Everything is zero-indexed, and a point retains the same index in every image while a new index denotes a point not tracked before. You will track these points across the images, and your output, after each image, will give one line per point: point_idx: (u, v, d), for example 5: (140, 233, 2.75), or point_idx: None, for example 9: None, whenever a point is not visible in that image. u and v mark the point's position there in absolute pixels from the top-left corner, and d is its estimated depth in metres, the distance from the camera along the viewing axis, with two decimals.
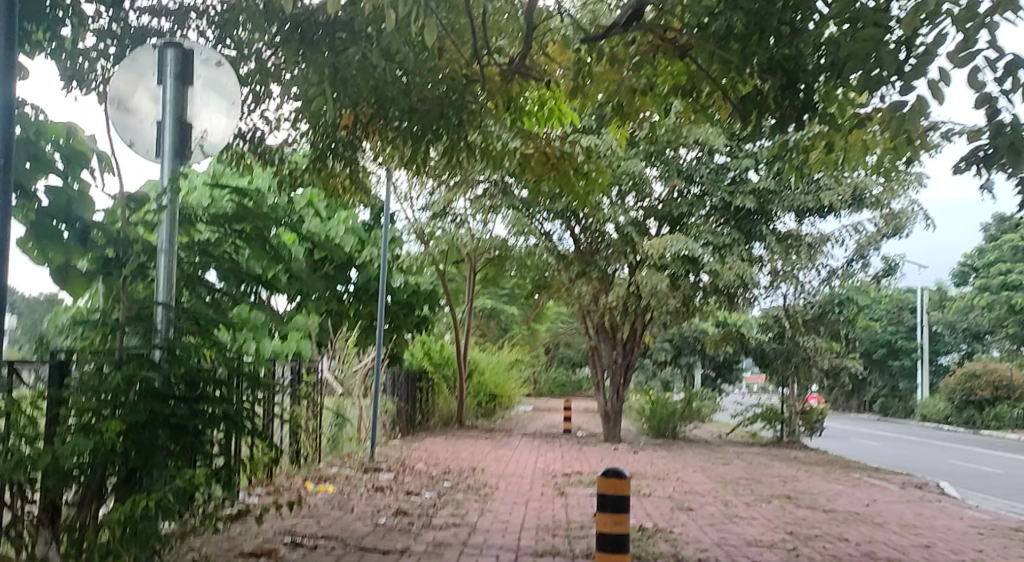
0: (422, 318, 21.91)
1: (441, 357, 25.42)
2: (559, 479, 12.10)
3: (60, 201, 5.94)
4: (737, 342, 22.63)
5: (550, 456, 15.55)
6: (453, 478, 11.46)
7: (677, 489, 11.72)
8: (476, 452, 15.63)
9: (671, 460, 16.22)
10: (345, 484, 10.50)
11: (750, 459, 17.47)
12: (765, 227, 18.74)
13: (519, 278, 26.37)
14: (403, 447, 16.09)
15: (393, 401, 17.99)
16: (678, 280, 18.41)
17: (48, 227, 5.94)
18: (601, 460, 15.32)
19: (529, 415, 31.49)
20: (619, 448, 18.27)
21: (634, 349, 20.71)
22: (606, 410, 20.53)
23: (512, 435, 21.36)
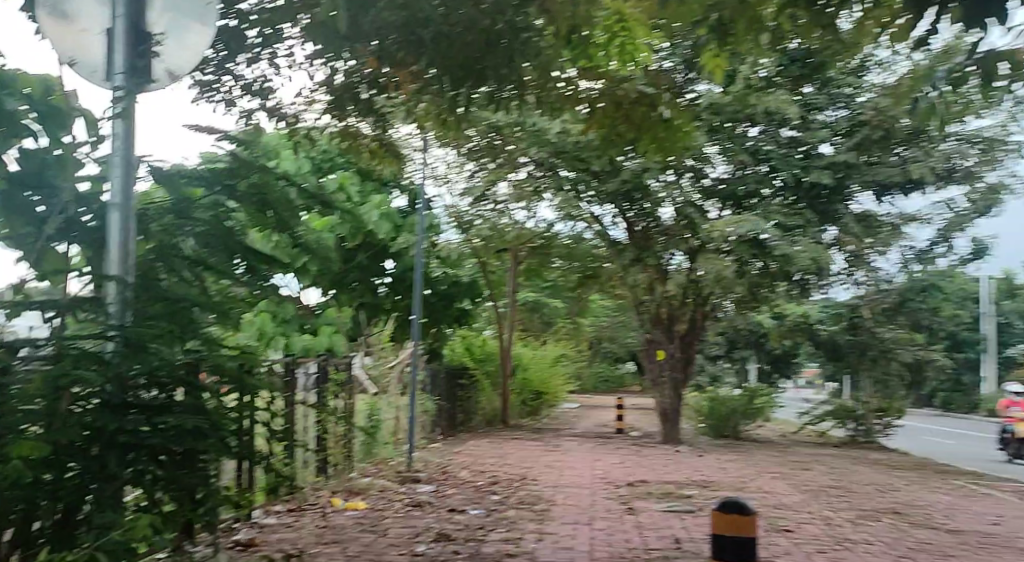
0: (464, 311, 20.55)
1: (483, 353, 24.05)
2: (624, 491, 10.62)
3: (33, 167, 5.06)
4: (805, 333, 21.40)
5: (608, 462, 14.08)
6: (503, 490, 10.03)
7: (761, 501, 10.20)
8: (528, 457, 14.21)
9: (741, 465, 14.65)
10: (379, 498, 9.10)
11: (827, 463, 15.86)
12: (843, 206, 17.40)
13: (566, 269, 24.89)
14: (446, 451, 14.69)
15: (433, 401, 16.64)
16: (745, 267, 16.90)
17: (16, 199, 5.00)
18: (665, 466, 13.82)
19: (576, 414, 30.04)
20: (681, 451, 16.76)
21: (694, 343, 19.17)
22: (664, 410, 19.07)
23: (561, 436, 19.89)
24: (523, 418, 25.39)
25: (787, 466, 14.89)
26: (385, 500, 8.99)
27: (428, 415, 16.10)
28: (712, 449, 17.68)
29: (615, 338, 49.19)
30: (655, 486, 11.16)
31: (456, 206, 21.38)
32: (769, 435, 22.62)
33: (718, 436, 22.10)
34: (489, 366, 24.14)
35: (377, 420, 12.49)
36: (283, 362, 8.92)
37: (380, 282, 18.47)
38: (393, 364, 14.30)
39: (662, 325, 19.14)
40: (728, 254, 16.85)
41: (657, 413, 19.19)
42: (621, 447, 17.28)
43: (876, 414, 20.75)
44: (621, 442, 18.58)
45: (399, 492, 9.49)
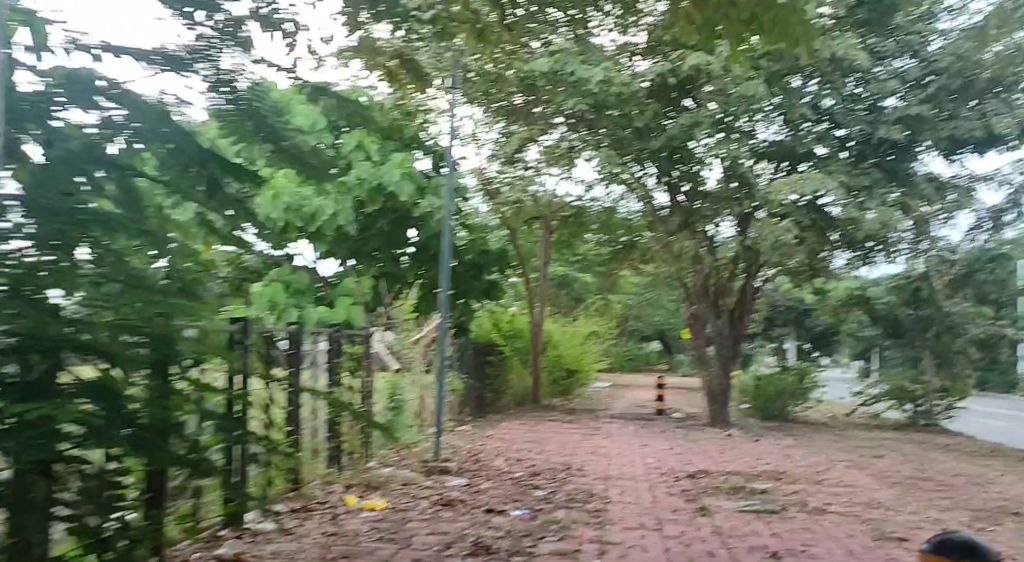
0: (493, 283, 19.09)
1: (512, 329, 22.57)
2: (684, 484, 9.15)
3: None
4: (862, 308, 19.81)
5: (656, 447, 12.59)
6: (547, 485, 8.61)
7: (850, 499, 8.69)
8: (567, 442, 12.78)
9: (806, 451, 13.13)
10: (401, 495, 7.67)
11: (897, 448, 14.32)
12: (913, 165, 15.63)
13: (599, 237, 23.35)
14: (476, 434, 13.26)
15: (462, 380, 15.22)
16: (803, 232, 15.36)
17: None
18: (721, 452, 12.32)
19: (608, 393, 28.61)
20: (733, 435, 15.27)
21: (744, 317, 17.55)
22: (712, 390, 17.51)
23: (599, 418, 18.42)
24: (554, 398, 23.97)
25: (855, 452, 13.35)
26: (409, 496, 7.58)
27: (455, 395, 14.71)
28: (765, 432, 16.17)
29: (642, 315, 47.55)
30: (719, 478, 9.69)
31: (484, 171, 19.90)
32: (820, 417, 21.08)
33: (765, 418, 20.59)
34: (518, 342, 22.67)
35: (401, 403, 11.10)
36: (284, 333, 7.47)
37: (403, 251, 17.11)
38: (416, 338, 12.86)
39: (711, 298, 17.50)
40: (784, 219, 15.31)
41: (704, 394, 17.63)
42: (666, 430, 15.83)
43: (939, 394, 19.15)
44: (664, 424, 17.09)
45: (426, 486, 8.09)
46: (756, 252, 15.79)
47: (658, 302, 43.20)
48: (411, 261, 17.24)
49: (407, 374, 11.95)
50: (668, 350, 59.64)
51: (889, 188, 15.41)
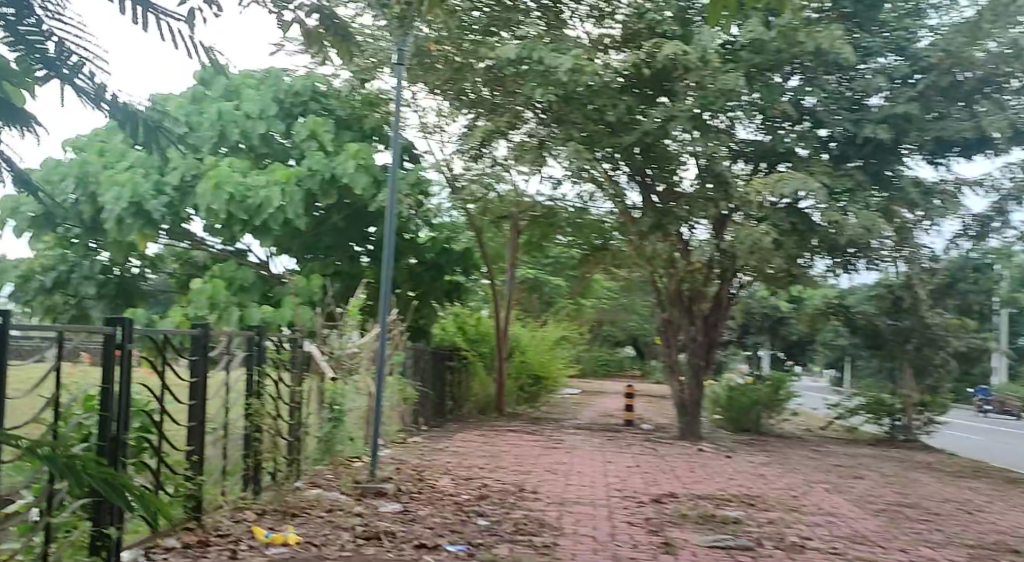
0: (456, 284, 18.15)
1: (477, 333, 21.65)
2: (646, 511, 8.23)
3: None
4: (840, 317, 19.01)
5: (620, 464, 11.68)
6: (495, 512, 7.67)
7: (832, 531, 7.79)
8: (525, 457, 11.84)
9: (781, 470, 12.26)
10: (322, 525, 6.69)
11: (877, 468, 13.52)
12: (899, 167, 14.79)
13: (571, 239, 22.51)
14: (427, 447, 12.28)
15: (415, 388, 14.24)
16: (781, 238, 14.53)
17: None
18: (689, 471, 11.42)
19: (577, 400, 27.76)
20: (704, 450, 14.43)
21: (718, 323, 16.62)
22: (682, 401, 16.62)
23: (564, 428, 17.50)
24: (519, 405, 23.03)
25: (833, 472, 12.52)
26: (329, 528, 6.62)
27: (407, 404, 13.74)
28: (737, 448, 15.33)
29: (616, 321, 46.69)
30: (687, 504, 8.77)
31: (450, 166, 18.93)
32: (794, 430, 20.31)
33: (737, 430, 19.79)
34: (483, 347, 21.75)
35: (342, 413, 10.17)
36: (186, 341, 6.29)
37: (361, 248, 16.15)
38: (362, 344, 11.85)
39: (684, 303, 16.62)
40: (762, 221, 14.48)
41: (674, 404, 16.74)
42: (633, 444, 14.97)
43: (917, 409, 18.41)
44: (631, 437, 16.22)
45: (353, 513, 7.12)
46: (731, 257, 14.92)
47: (630, 307, 42.50)
48: (369, 260, 16.27)
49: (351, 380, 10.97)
50: (640, 356, 58.97)
51: (873, 191, 14.57)
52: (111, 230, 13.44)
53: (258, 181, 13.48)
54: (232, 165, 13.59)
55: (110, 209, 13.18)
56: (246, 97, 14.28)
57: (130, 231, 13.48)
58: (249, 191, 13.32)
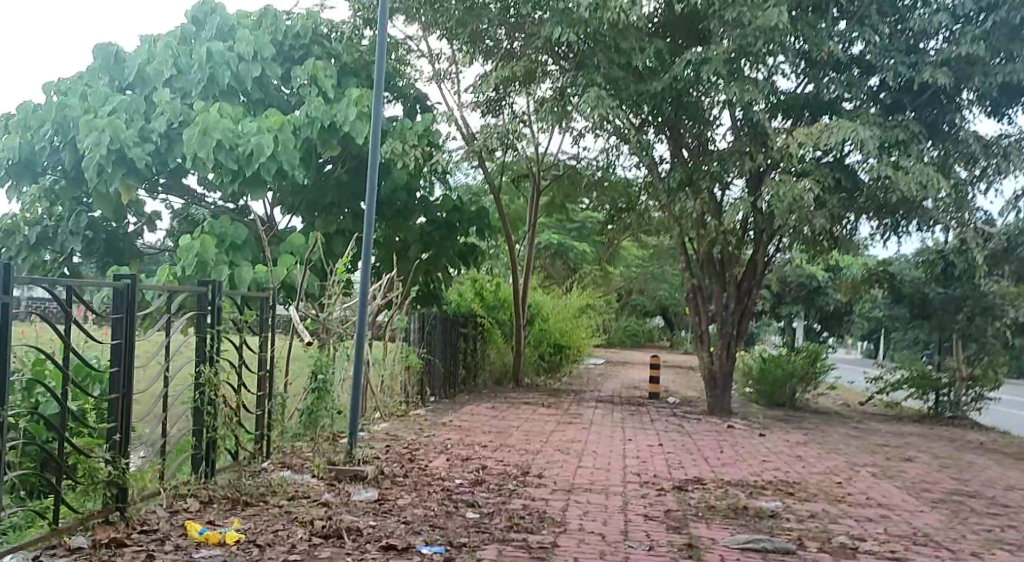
0: (470, 246, 16.99)
1: (495, 300, 20.51)
2: (666, 502, 7.05)
3: None
4: (885, 285, 17.63)
5: (641, 444, 10.52)
6: (489, 501, 6.55)
7: (887, 529, 6.55)
8: (537, 434, 10.71)
9: (821, 451, 11.03)
10: (276, 517, 5.62)
11: (926, 449, 12.22)
12: (959, 117, 13.39)
13: (596, 200, 21.25)
14: (429, 422, 11.18)
15: (419, 355, 13.15)
16: (823, 195, 13.21)
17: None
18: (718, 453, 10.22)
19: (601, 371, 26.62)
20: (733, 428, 13.22)
21: (752, 290, 15.31)
22: (711, 373, 15.38)
23: (583, 401, 16.34)
24: (539, 376, 21.90)
25: (878, 454, 11.25)
26: (282, 523, 5.51)
27: (408, 373, 12.66)
28: (770, 425, 14.10)
29: (644, 291, 45.24)
30: (716, 493, 7.57)
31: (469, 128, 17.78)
32: (831, 405, 19.00)
33: (770, 404, 18.54)
34: (501, 314, 20.60)
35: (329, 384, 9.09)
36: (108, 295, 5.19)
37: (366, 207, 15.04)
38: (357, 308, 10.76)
39: (714, 267, 15.33)
40: (803, 177, 13.17)
41: (702, 377, 15.51)
42: (656, 419, 13.79)
43: (966, 384, 17.06)
44: (654, 412, 15.03)
45: (317, 503, 6.01)
46: (768, 217, 13.61)
47: (660, 276, 41.19)
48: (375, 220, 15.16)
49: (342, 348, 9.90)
50: (670, 327, 57.70)
51: (928, 143, 13.23)
52: (90, 179, 12.37)
53: (248, 128, 12.36)
54: (222, 111, 12.52)
55: (90, 156, 12.17)
56: (240, 38, 13.16)
57: (112, 181, 12.46)
58: (241, 139, 12.26)
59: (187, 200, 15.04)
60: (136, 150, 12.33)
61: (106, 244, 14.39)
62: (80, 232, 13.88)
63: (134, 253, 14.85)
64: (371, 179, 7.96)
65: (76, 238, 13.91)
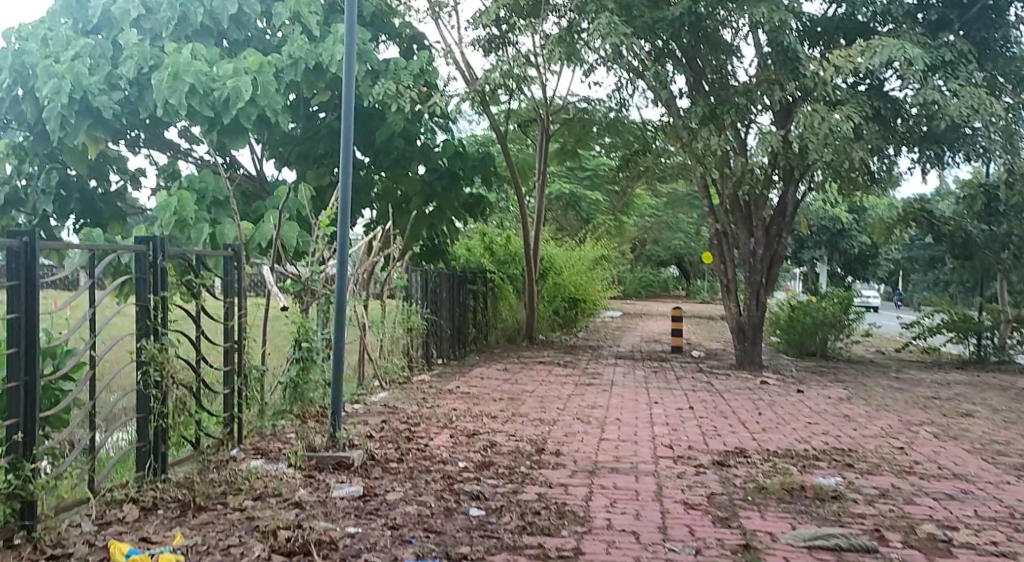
0: (475, 196, 15.81)
1: (505, 254, 19.34)
2: (708, 484, 5.93)
3: None
4: (923, 223, 16.41)
5: (668, 408, 9.42)
6: (498, 492, 5.47)
7: (978, 512, 5.44)
8: (552, 401, 9.62)
9: (869, 409, 9.92)
10: (234, 526, 4.55)
11: (982, 402, 11.08)
12: (1010, 35, 12.10)
13: (610, 144, 19.93)
14: (433, 390, 10.11)
15: (422, 316, 12.06)
16: (862, 126, 11.97)
17: None
18: (756, 416, 9.09)
19: (619, 324, 25.50)
20: (768, 384, 12.10)
21: (782, 235, 14.08)
22: (739, 324, 14.24)
23: (602, 359, 15.26)
24: (554, 332, 20.83)
25: (933, 410, 10.11)
26: (237, 535, 4.42)
27: (408, 336, 11.56)
28: (806, 380, 12.96)
29: (659, 241, 43.92)
30: (764, 469, 6.46)
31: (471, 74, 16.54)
32: (865, 354, 17.83)
33: (800, 355, 17.41)
34: (512, 268, 19.44)
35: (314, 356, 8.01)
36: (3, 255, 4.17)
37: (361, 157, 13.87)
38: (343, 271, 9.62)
39: (740, 210, 14.11)
40: (840, 107, 11.90)
41: (730, 330, 14.36)
42: (682, 378, 12.69)
43: (1011, 326, 15.88)
44: (679, 368, 13.92)
45: (286, 505, 4.92)
46: (801, 152, 12.37)
47: (676, 224, 39.78)
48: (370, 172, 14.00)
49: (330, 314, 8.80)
50: (686, 277, 56.32)
51: (977, 63, 11.94)
52: (53, 132, 11.25)
53: (224, 70, 11.15)
54: (195, 52, 11.31)
55: (51, 106, 11.04)
56: None
57: (77, 133, 11.36)
58: (216, 83, 11.05)
59: (170, 154, 13.89)
60: (102, 100, 11.17)
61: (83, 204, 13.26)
62: (52, 191, 12.81)
63: (115, 213, 13.77)
64: (345, 118, 6.82)
65: (47, 198, 12.85)
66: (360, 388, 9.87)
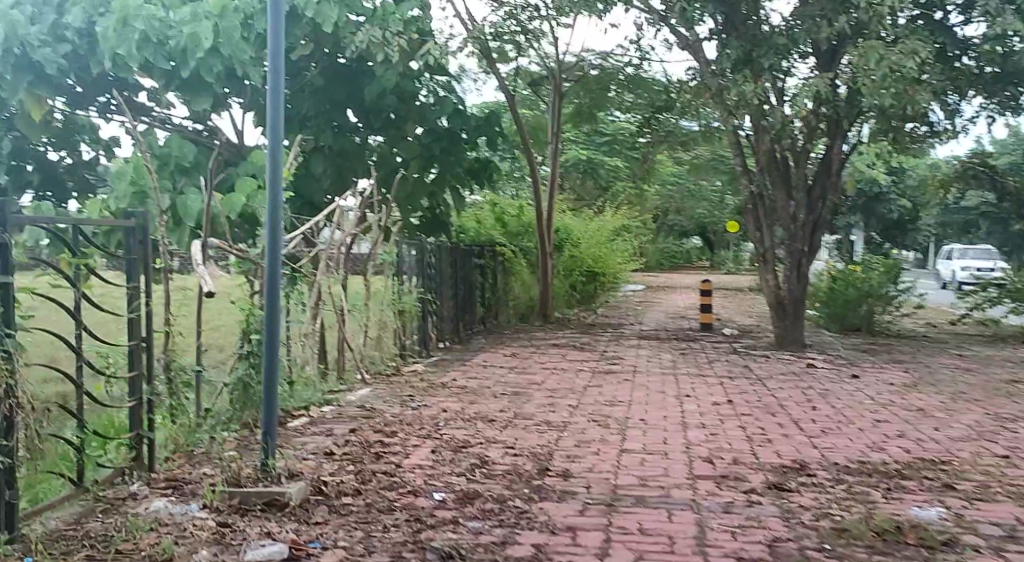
0: (481, 161, 14.30)
1: (518, 225, 17.81)
2: (764, 522, 4.42)
3: None
4: (982, 181, 14.69)
5: (702, 403, 7.88)
6: (480, 548, 3.98)
7: None
8: (562, 396, 8.13)
9: (944, 398, 8.34)
10: None
11: None
12: None
13: (628, 103, 18.32)
14: (425, 383, 8.63)
15: (415, 297, 10.56)
16: (925, 67, 10.32)
17: None
18: (809, 412, 7.56)
19: (641, 298, 23.92)
20: (815, 367, 10.53)
21: (826, 197, 12.44)
22: (779, 299, 12.66)
23: (624, 339, 13.72)
24: (572, 309, 19.32)
25: (1019, 397, 8.50)
26: None
27: (400, 321, 10.10)
28: (858, 361, 11.39)
29: (681, 210, 42.19)
30: (836, 495, 4.91)
31: (475, 25, 14.95)
32: (915, 329, 16.19)
33: (843, 331, 15.79)
34: (526, 241, 17.90)
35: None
36: None
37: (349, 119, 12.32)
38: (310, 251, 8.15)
39: (779, 169, 12.49)
40: (899, 44, 10.26)
41: (767, 305, 12.78)
42: (715, 361, 11.15)
43: None
44: (711, 350, 12.38)
45: None
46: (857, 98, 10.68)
47: (700, 192, 38.00)
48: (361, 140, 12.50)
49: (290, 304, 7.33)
50: (709, 247, 54.51)
51: None
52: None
53: (182, 16, 9.59)
54: None
55: None
56: None
57: (15, 90, 9.87)
58: (173, 30, 9.52)
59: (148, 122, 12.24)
60: (43, 52, 9.67)
61: (42, 175, 11.52)
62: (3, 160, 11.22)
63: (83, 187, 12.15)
64: (273, 54, 5.35)
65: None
66: (339, 383, 8.41)
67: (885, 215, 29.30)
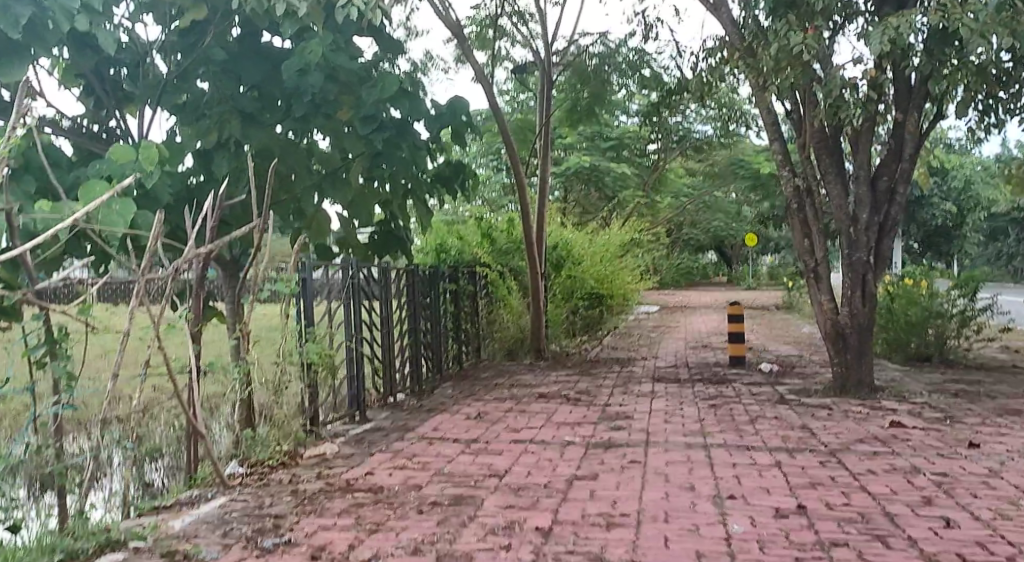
0: (451, 164, 11.26)
1: (507, 242, 14.70)
2: None
3: None
4: None
5: (757, 521, 4.80)
6: None
7: None
8: (531, 509, 5.05)
9: None
10: None
11: None
12: None
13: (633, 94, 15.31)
14: (322, 483, 5.56)
15: (334, 346, 7.50)
16: None
17: None
18: (942, 537, 4.47)
19: (656, 323, 20.77)
20: (905, 429, 7.42)
21: (895, 191, 9.38)
22: (837, 328, 9.53)
23: (635, 383, 10.59)
24: (571, 339, 16.21)
25: None
26: None
27: (309, 383, 7.02)
28: (956, 413, 8.26)
29: (696, 223, 39.04)
30: None
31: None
32: (997, 357, 13.00)
33: (909, 362, 12.59)
34: (518, 260, 14.79)
35: None
36: None
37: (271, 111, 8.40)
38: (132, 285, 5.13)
39: (832, 155, 9.45)
40: None
41: (820, 335, 9.69)
42: (759, 419, 8.03)
43: None
44: (750, 398, 9.22)
45: None
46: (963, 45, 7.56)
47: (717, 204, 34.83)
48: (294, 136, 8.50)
49: (55, 381, 4.25)
50: (726, 263, 51.29)
51: None
52: None
53: None
54: None
55: None
56: None
57: None
58: None
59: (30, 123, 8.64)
60: None
61: None
62: None
63: None
64: None
65: None
66: (181, 489, 5.37)
67: (928, 221, 26.13)
